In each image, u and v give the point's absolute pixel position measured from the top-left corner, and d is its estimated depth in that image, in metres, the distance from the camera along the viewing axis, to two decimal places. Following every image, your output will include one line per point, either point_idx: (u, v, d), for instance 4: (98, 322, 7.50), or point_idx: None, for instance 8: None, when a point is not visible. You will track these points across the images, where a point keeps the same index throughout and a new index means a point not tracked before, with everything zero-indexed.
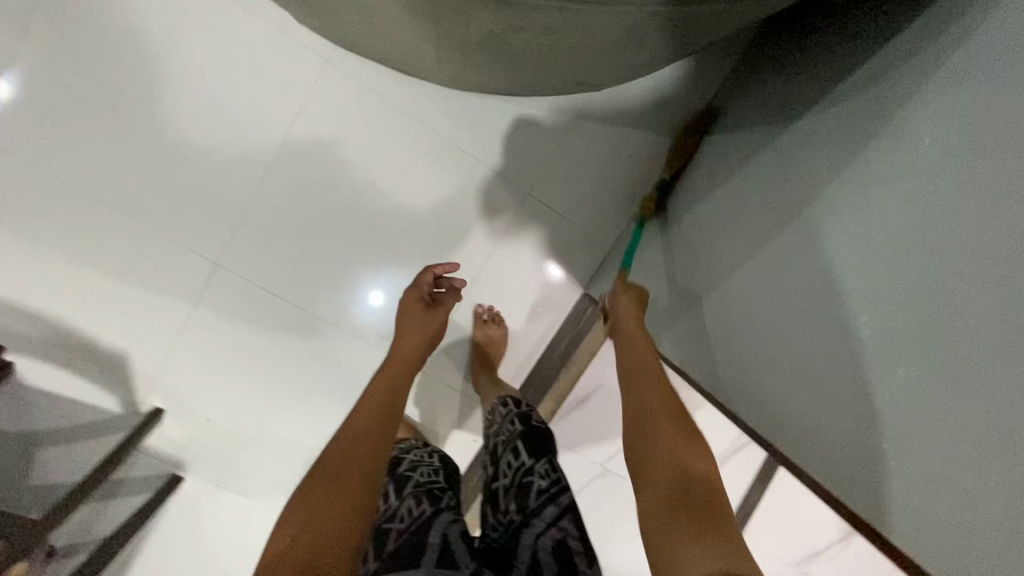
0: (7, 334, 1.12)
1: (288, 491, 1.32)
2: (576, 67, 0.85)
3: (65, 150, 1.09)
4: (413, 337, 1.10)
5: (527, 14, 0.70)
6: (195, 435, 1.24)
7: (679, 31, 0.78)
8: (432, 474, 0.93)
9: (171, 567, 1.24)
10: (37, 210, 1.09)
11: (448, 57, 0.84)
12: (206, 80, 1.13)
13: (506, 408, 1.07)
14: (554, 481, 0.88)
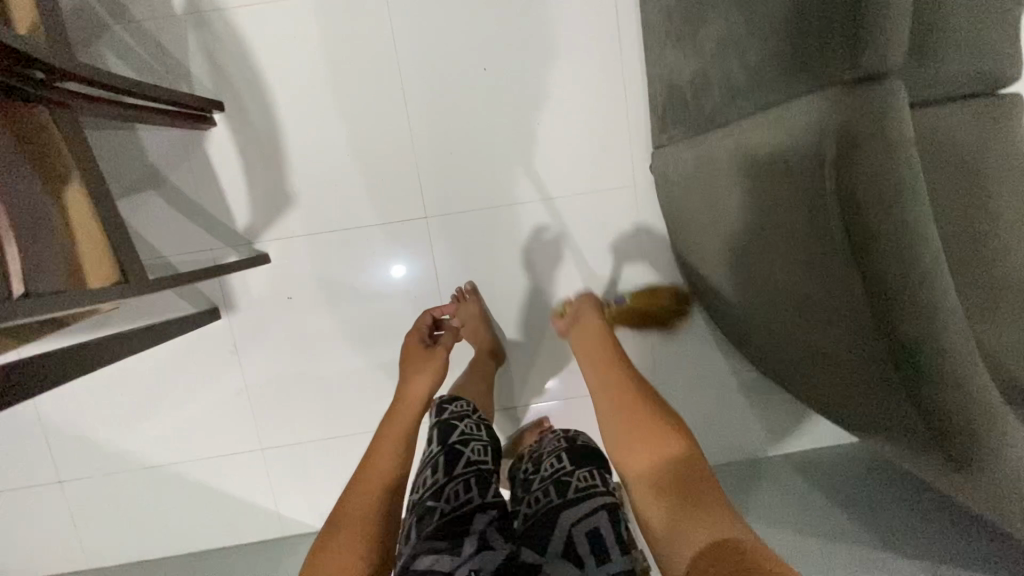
0: (240, 112, 1.16)
1: (273, 402, 1.25)
2: (715, 240, 0.97)
3: (414, 49, 1.16)
4: (422, 378, 1.00)
5: (752, 172, 0.78)
6: (265, 297, 1.21)
7: (756, 298, 0.92)
8: (484, 454, 0.87)
9: (150, 372, 1.22)
10: (352, 63, 1.16)
11: (697, 157, 0.95)
12: (551, 96, 1.18)
13: (556, 430, 0.94)
14: (592, 483, 0.78)
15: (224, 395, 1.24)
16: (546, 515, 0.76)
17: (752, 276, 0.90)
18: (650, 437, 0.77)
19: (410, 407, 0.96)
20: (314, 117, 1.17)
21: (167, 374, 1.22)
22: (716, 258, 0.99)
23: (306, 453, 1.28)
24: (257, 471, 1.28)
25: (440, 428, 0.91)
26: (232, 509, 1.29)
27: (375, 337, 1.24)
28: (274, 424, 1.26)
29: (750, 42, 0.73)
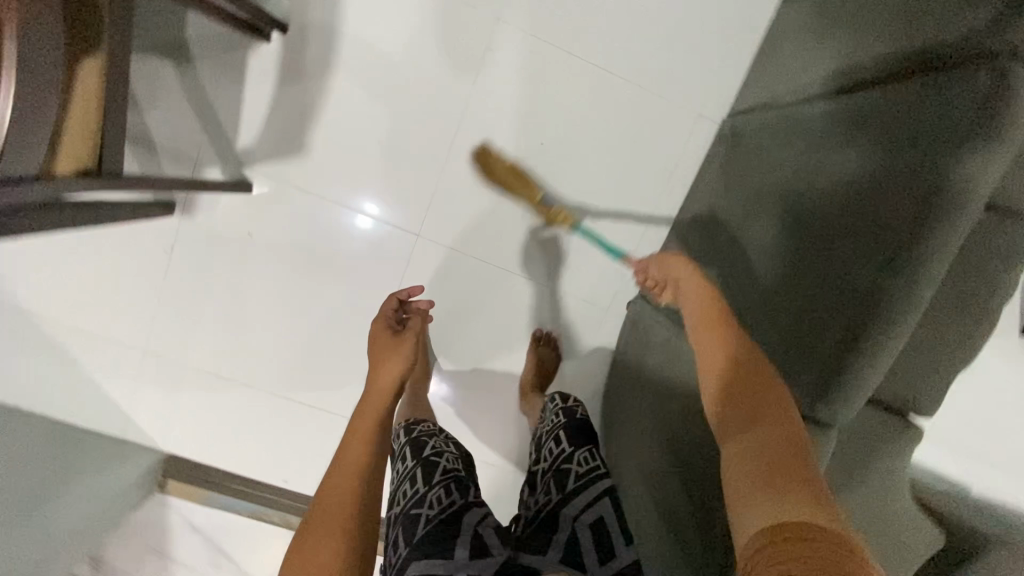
0: (298, 42, 1.11)
1: (181, 315, 1.21)
2: (727, 227, 0.96)
3: (490, 79, 1.16)
4: (389, 366, 0.85)
5: (813, 209, 0.77)
6: (226, 218, 1.17)
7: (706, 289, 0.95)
8: (457, 462, 0.83)
9: (80, 246, 1.17)
10: (429, 58, 1.13)
11: (779, 145, 0.90)
12: (583, 190, 1.21)
13: (554, 404, 0.94)
14: (592, 467, 0.77)
15: (145, 294, 1.19)
16: (550, 512, 0.74)
17: (726, 276, 0.91)
18: (745, 391, 0.60)
19: (376, 395, 0.80)
20: (364, 88, 1.14)
21: (99, 249, 1.17)
22: (732, 203, 0.98)
23: (199, 386, 1.25)
24: (141, 379, 1.24)
25: (410, 446, 0.87)
26: (100, 403, 1.25)
27: (315, 309, 1.23)
28: (181, 344, 1.22)
29: (798, 234, 0.78)
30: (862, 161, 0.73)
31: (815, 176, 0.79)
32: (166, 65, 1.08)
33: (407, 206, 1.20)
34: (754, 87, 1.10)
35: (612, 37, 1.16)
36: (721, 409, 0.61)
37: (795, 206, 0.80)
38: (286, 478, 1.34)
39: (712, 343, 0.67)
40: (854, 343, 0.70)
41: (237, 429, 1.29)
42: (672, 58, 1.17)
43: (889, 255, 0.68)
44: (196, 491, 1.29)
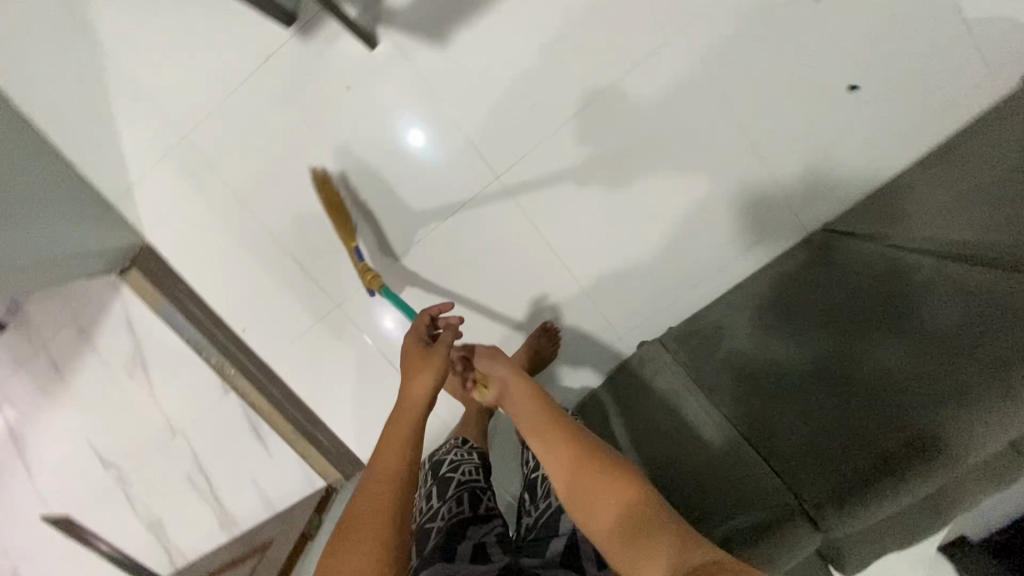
0: None
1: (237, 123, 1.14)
2: (816, 301, 0.99)
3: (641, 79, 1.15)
4: (418, 385, 0.83)
5: (917, 362, 0.81)
6: (334, 59, 1.11)
7: (771, 336, 0.99)
8: (473, 473, 1.02)
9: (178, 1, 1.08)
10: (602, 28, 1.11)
11: (907, 266, 0.91)
12: (659, 223, 1.22)
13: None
14: None
15: (216, 84, 1.12)
16: (550, 515, 0.85)
17: (800, 345, 0.94)
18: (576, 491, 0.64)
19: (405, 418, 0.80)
20: (530, 18, 1.09)
21: (194, 14, 1.08)
22: (830, 278, 1.00)
23: (216, 197, 1.19)
24: (164, 159, 1.17)
25: (434, 465, 1.07)
26: (108, 159, 1.16)
27: (362, 189, 1.19)
28: (220, 150, 1.16)
29: (891, 373, 0.83)
30: (938, 313, 0.82)
31: (886, 309, 0.89)
32: None
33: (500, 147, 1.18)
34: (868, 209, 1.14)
35: (770, 105, 1.15)
36: (568, 496, 0.65)
37: (900, 342, 0.84)
38: (243, 329, 1.27)
39: (535, 438, 0.69)
40: (888, 467, 0.77)
41: (223, 257, 1.23)
42: (808, 153, 1.17)
43: (943, 401, 0.76)
44: (152, 294, 1.23)
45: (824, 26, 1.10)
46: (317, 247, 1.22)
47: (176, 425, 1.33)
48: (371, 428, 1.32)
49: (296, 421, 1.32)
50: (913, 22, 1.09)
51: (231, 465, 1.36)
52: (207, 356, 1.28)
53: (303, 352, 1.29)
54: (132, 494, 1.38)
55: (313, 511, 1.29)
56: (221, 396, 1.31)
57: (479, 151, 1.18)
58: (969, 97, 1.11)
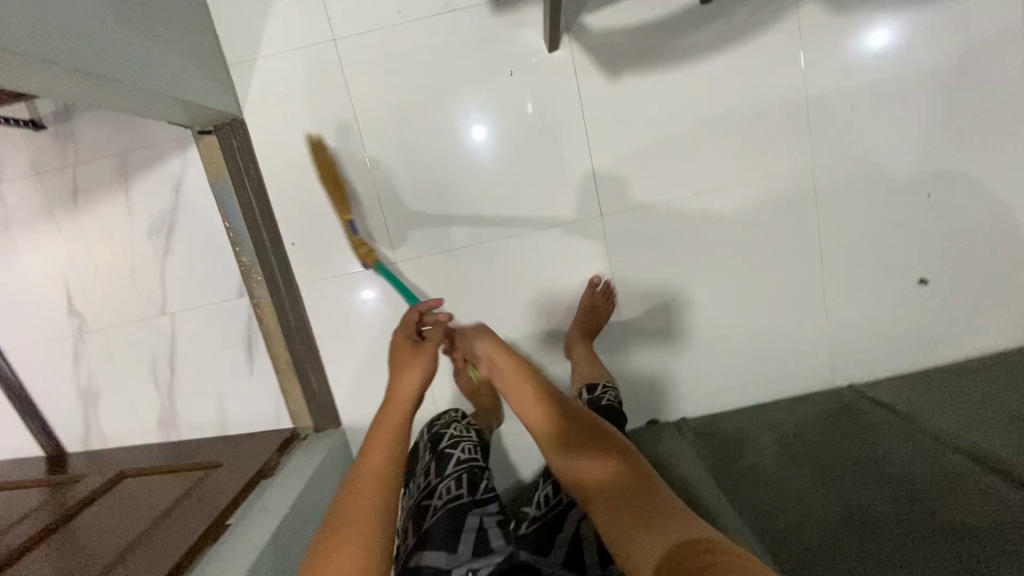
0: (701, 21, 1.13)
1: (393, 55, 1.12)
2: (857, 463, 1.02)
3: (764, 193, 1.21)
4: (408, 379, 0.85)
5: (949, 543, 0.82)
6: (512, 45, 1.12)
7: (811, 479, 1.02)
8: (473, 452, 0.97)
9: None
10: (754, 135, 1.18)
11: (952, 462, 0.94)
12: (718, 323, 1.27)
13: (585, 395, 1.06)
14: None
15: (392, 7, 1.10)
16: (560, 508, 0.90)
17: (836, 496, 0.97)
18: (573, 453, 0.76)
19: (397, 409, 0.82)
20: (698, 94, 1.15)
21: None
22: (874, 448, 1.04)
23: (333, 107, 1.14)
24: (302, 48, 1.11)
25: (433, 439, 1.03)
26: (247, 22, 1.10)
27: (474, 170, 1.17)
28: (363, 71, 1.12)
29: (926, 546, 0.83)
30: (970, 505, 0.85)
31: (920, 487, 0.93)
32: None
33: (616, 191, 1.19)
34: (900, 389, 1.23)
35: (858, 264, 1.24)
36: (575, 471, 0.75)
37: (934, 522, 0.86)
38: (292, 243, 1.19)
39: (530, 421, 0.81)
40: None
41: (306, 169, 1.17)
42: (868, 319, 1.27)
43: None
44: (218, 168, 1.15)
45: (924, 221, 1.23)
46: (406, 200, 1.18)
47: (170, 305, 1.22)
48: (368, 391, 1.27)
49: (294, 355, 1.24)
50: (989, 250, 1.24)
51: (204, 368, 1.26)
52: (241, 251, 1.19)
53: (335, 296, 1.22)
54: (82, 353, 1.24)
55: (275, 448, 1.21)
56: (233, 296, 1.22)
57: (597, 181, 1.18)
58: (1002, 328, 1.28)
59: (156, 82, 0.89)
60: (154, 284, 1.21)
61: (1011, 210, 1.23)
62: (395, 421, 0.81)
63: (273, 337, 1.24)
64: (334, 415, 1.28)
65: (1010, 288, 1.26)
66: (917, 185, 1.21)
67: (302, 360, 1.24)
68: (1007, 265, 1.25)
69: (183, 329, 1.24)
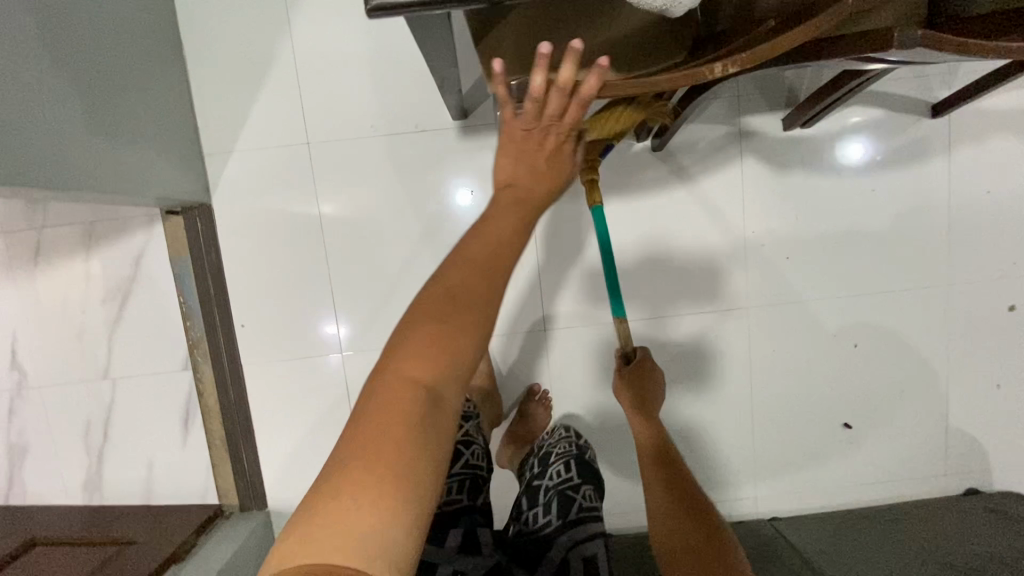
0: (653, 163, 1.22)
1: (362, 163, 1.19)
2: None
3: (704, 326, 1.26)
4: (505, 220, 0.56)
5: None
6: (475, 167, 1.19)
7: None
8: (481, 460, 1.09)
9: (382, 51, 1.16)
10: (697, 270, 1.25)
11: None
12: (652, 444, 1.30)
13: (565, 432, 1.17)
14: (593, 505, 0.96)
15: (365, 121, 1.18)
16: (543, 535, 0.93)
17: None
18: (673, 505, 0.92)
19: (482, 255, 0.53)
20: (646, 227, 1.23)
21: (386, 62, 1.16)
22: None
23: (299, 203, 1.20)
24: (275, 147, 1.18)
25: None
26: (226, 118, 1.17)
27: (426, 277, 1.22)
28: (334, 174, 1.19)
29: None
30: None
31: None
32: None
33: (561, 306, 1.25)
34: (824, 530, 1.26)
35: (787, 401, 1.29)
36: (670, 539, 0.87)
37: None
38: (242, 325, 1.23)
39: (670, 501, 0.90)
40: None
41: (266, 256, 1.21)
42: (794, 456, 1.31)
43: None
44: (180, 248, 1.19)
45: (852, 368, 1.29)
46: (358, 295, 1.22)
47: (113, 371, 1.24)
48: (299, 477, 1.27)
49: (229, 433, 1.25)
50: (912, 400, 1.30)
51: (138, 435, 1.26)
52: (190, 326, 1.22)
53: (278, 380, 1.24)
54: (18, 409, 1.25)
55: (194, 528, 1.20)
56: (176, 369, 1.24)
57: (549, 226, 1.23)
58: (922, 475, 1.33)
59: (121, 185, 0.95)
60: (102, 349, 1.23)
61: (934, 366, 1.29)
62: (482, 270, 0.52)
63: (211, 413, 1.25)
64: (261, 497, 1.27)
65: (929, 440, 1.32)
66: (844, 335, 1.27)
67: (236, 438, 1.25)
68: (928, 417, 1.31)
69: (124, 395, 1.25)
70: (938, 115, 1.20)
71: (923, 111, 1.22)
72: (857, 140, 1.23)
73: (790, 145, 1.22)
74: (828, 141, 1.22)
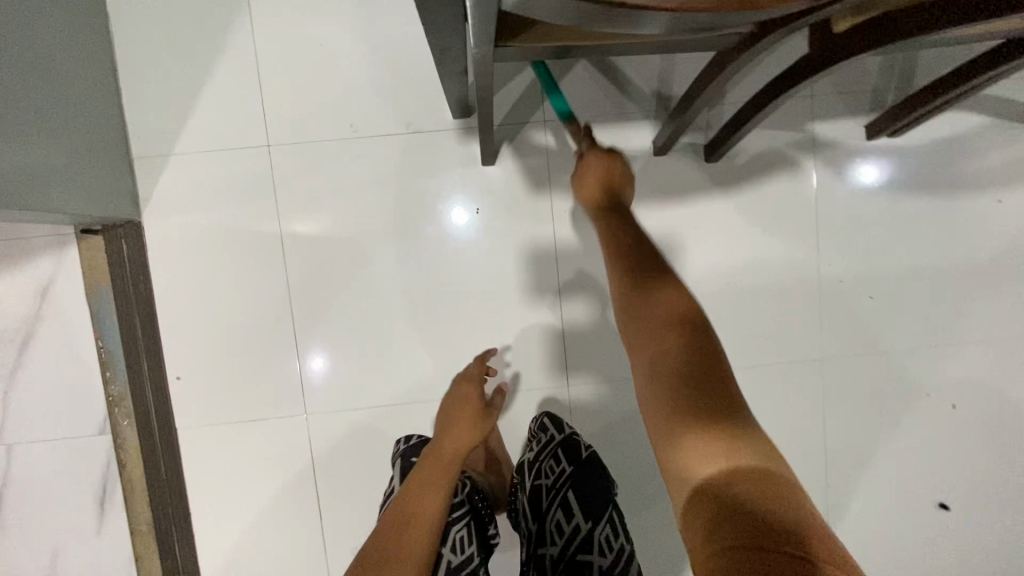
0: (703, 179, 0.97)
1: (339, 172, 0.94)
2: None
3: (767, 380, 1.00)
4: (458, 437, 0.79)
5: None
6: (481, 180, 0.95)
7: None
8: (467, 542, 0.82)
9: (367, 34, 0.92)
10: (760, 310, 0.99)
11: None
12: None
13: (544, 435, 0.90)
14: (616, 554, 0.78)
15: (344, 117, 0.93)
16: None
17: None
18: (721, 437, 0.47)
19: (436, 475, 0.74)
20: (697, 255, 0.98)
21: (372, 45, 0.92)
22: None
23: (255, 221, 0.94)
24: (228, 149, 0.93)
25: None
26: (166, 112, 0.92)
27: (417, 317, 0.96)
28: (303, 184, 0.94)
29: None
30: None
31: None
32: (613, 67, 0.94)
33: (588, 357, 0.98)
34: None
35: (872, 475, 1.03)
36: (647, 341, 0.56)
37: None
38: (178, 377, 0.95)
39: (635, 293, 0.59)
40: None
41: (213, 287, 0.94)
42: (877, 543, 1.04)
43: None
44: (100, 276, 0.92)
45: (950, 434, 1.03)
46: (331, 340, 0.96)
47: (8, 435, 0.95)
48: (246, 574, 0.98)
49: (158, 515, 0.96)
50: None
51: (39, 520, 0.97)
52: (110, 378, 0.95)
53: (224, 447, 0.96)
54: None
55: None
56: (91, 433, 0.96)
57: (555, 237, 0.96)
58: None
59: (27, 200, 0.69)
60: None
61: None
62: (422, 515, 0.69)
63: (135, 490, 0.97)
64: None
65: None
66: (940, 392, 1.02)
67: (168, 521, 0.96)
68: None
69: (21, 466, 0.96)
70: None
71: None
72: (953, 153, 0.99)
73: (875, 157, 0.98)
74: (918, 152, 0.99)
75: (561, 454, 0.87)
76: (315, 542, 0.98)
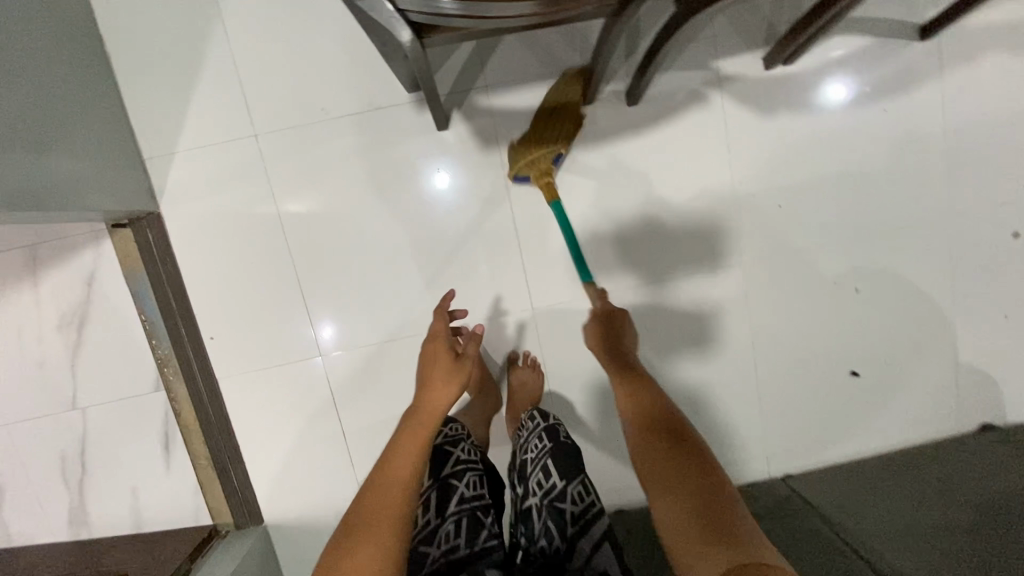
0: (629, 120, 1.14)
1: (319, 150, 1.10)
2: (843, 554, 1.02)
3: (700, 285, 1.20)
4: (438, 393, 0.85)
5: None
6: (441, 144, 1.11)
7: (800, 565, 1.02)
8: (476, 487, 0.97)
9: (326, 28, 1.07)
10: (688, 227, 1.17)
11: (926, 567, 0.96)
12: None
13: (532, 421, 1.05)
14: (586, 505, 0.91)
15: (315, 103, 1.08)
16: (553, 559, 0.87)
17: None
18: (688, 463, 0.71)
19: (418, 433, 0.80)
20: (631, 187, 1.15)
21: (329, 35, 1.07)
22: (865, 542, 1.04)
23: (255, 199, 1.11)
24: (223, 141, 1.09)
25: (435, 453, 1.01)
26: (165, 115, 1.08)
27: (401, 266, 1.14)
28: (290, 164, 1.10)
29: None
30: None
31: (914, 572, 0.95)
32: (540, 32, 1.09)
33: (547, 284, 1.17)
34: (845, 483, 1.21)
35: (794, 354, 1.24)
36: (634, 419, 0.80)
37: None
38: (212, 337, 1.15)
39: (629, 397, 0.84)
40: None
41: (228, 259, 1.13)
42: (803, 409, 1.26)
43: None
44: (134, 261, 1.10)
45: (858, 313, 1.23)
46: (332, 293, 1.15)
47: (82, 401, 1.16)
48: (291, 487, 1.21)
49: (214, 451, 1.18)
50: (921, 339, 1.25)
51: (118, 465, 1.19)
52: (157, 344, 1.15)
53: (258, 390, 1.17)
54: None
55: (186, 554, 1.13)
56: (149, 391, 1.17)
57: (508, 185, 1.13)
58: (940, 412, 1.28)
59: (65, 196, 0.87)
60: (67, 378, 1.16)
61: (942, 300, 1.24)
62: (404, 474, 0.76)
63: (192, 432, 1.18)
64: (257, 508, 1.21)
65: (943, 377, 1.27)
66: (846, 279, 1.22)
67: (222, 454, 1.18)
68: (940, 353, 1.26)
69: (97, 424, 1.18)
70: (927, 37, 1.13)
71: (911, 34, 1.14)
72: (842, 72, 1.15)
73: (775, 84, 1.14)
74: (812, 77, 1.15)
75: (541, 433, 1.01)
76: (343, 457, 1.20)
